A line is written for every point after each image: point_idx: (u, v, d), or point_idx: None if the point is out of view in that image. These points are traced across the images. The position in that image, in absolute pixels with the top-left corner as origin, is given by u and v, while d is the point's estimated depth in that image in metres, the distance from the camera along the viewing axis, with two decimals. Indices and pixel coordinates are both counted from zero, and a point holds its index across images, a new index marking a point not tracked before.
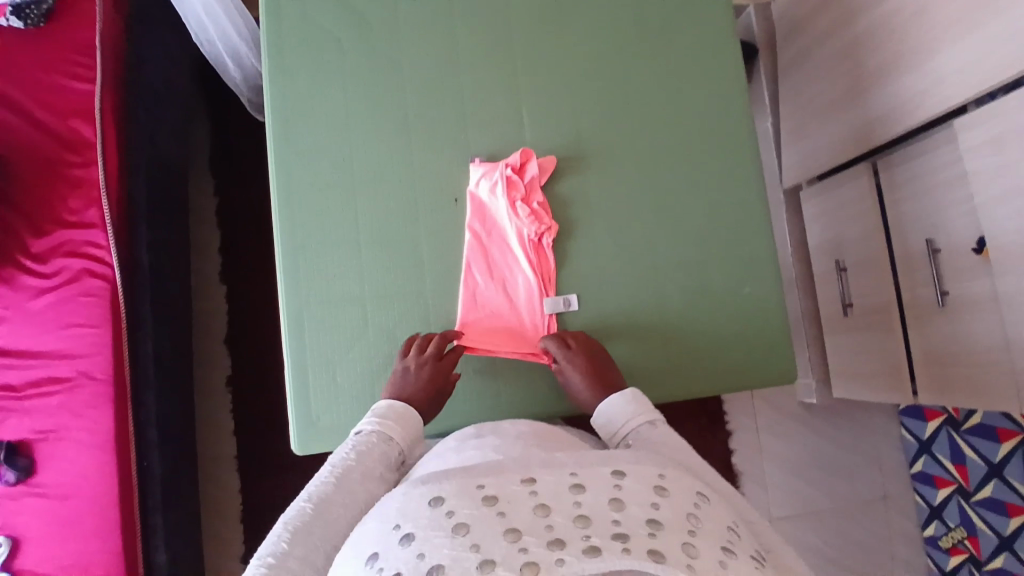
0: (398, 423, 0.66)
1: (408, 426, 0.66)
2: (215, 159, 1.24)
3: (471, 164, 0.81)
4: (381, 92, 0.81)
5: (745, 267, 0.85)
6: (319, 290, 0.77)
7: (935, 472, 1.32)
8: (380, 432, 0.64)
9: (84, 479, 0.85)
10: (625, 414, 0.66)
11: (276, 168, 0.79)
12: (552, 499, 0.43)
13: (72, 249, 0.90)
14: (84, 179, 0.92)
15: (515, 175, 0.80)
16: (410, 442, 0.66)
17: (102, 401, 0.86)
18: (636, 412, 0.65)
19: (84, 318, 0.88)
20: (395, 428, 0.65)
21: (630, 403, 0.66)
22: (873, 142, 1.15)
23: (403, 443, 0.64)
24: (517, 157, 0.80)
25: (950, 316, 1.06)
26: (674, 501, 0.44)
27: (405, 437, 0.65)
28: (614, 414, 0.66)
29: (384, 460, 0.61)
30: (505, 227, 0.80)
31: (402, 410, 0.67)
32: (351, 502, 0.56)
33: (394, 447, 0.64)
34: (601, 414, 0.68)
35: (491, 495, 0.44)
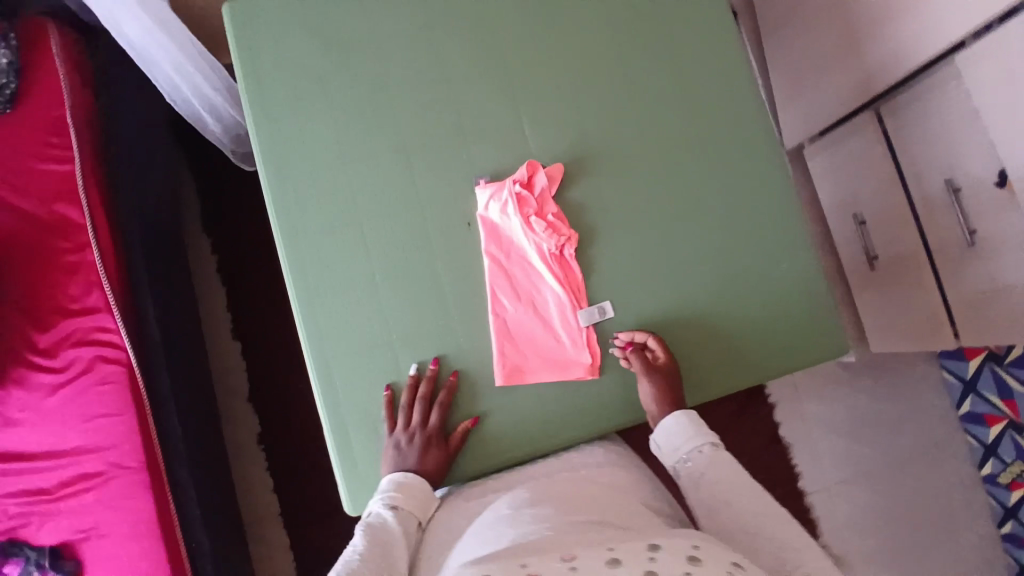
0: (412, 492, 0.68)
1: (420, 493, 0.68)
2: (208, 216, 1.20)
3: (477, 187, 0.78)
4: (375, 124, 0.78)
5: (778, 243, 0.82)
6: (345, 342, 0.74)
7: (985, 410, 1.28)
8: (396, 504, 0.66)
9: (135, 572, 0.82)
10: (685, 438, 0.70)
11: (277, 223, 0.75)
12: (589, 570, 0.47)
13: (80, 337, 0.87)
14: (80, 263, 0.88)
15: (524, 191, 0.76)
16: (423, 507, 0.68)
17: (139, 488, 0.83)
18: (696, 435, 0.70)
19: (106, 407, 0.84)
20: (410, 498, 0.68)
21: (690, 426, 0.70)
22: (874, 89, 1.12)
23: (416, 513, 0.68)
24: (522, 171, 0.77)
25: (982, 253, 1.02)
26: (708, 568, 0.47)
27: (421, 508, 0.68)
28: (676, 435, 0.70)
29: (403, 534, 0.65)
30: (523, 247, 0.77)
31: (414, 478, 0.69)
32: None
33: (411, 520, 0.67)
34: (663, 431, 0.71)
35: (534, 572, 0.48)
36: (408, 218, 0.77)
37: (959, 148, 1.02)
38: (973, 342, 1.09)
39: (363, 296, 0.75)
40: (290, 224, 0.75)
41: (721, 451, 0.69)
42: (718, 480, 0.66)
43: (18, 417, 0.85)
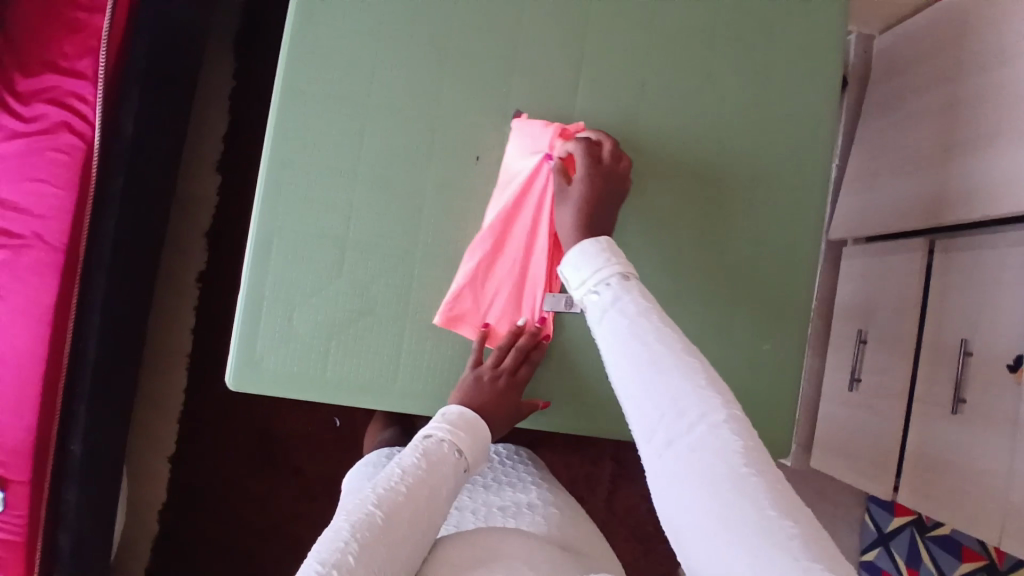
0: (474, 438, 0.62)
1: (479, 441, 0.63)
2: (241, 38, 1.13)
3: (513, 120, 0.71)
4: (428, 19, 0.71)
5: (771, 323, 0.77)
6: (298, 219, 0.69)
7: (885, 566, 1.25)
8: (452, 440, 0.60)
9: (14, 345, 0.81)
10: (586, 268, 0.57)
11: (284, 69, 0.69)
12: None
13: (54, 97, 0.82)
14: (86, 26, 0.83)
15: (567, 146, 0.67)
16: (477, 452, 0.62)
17: (49, 268, 0.81)
18: (604, 265, 0.56)
19: (50, 176, 0.81)
20: (471, 444, 0.61)
21: (597, 255, 0.57)
22: (939, 220, 1.04)
23: (470, 463, 0.61)
24: (573, 125, 0.68)
25: (960, 424, 0.98)
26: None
27: (475, 458, 0.62)
28: (581, 259, 0.58)
29: (456, 482, 0.58)
30: (534, 201, 0.68)
31: (472, 417, 0.63)
32: (419, 530, 0.52)
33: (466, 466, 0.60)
34: (568, 254, 0.59)
35: None
36: (420, 127, 0.71)
37: (991, 315, 0.96)
38: (909, 501, 1.05)
39: (339, 182, 0.69)
40: (297, 76, 0.69)
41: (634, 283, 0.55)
42: (615, 321, 0.53)
43: None
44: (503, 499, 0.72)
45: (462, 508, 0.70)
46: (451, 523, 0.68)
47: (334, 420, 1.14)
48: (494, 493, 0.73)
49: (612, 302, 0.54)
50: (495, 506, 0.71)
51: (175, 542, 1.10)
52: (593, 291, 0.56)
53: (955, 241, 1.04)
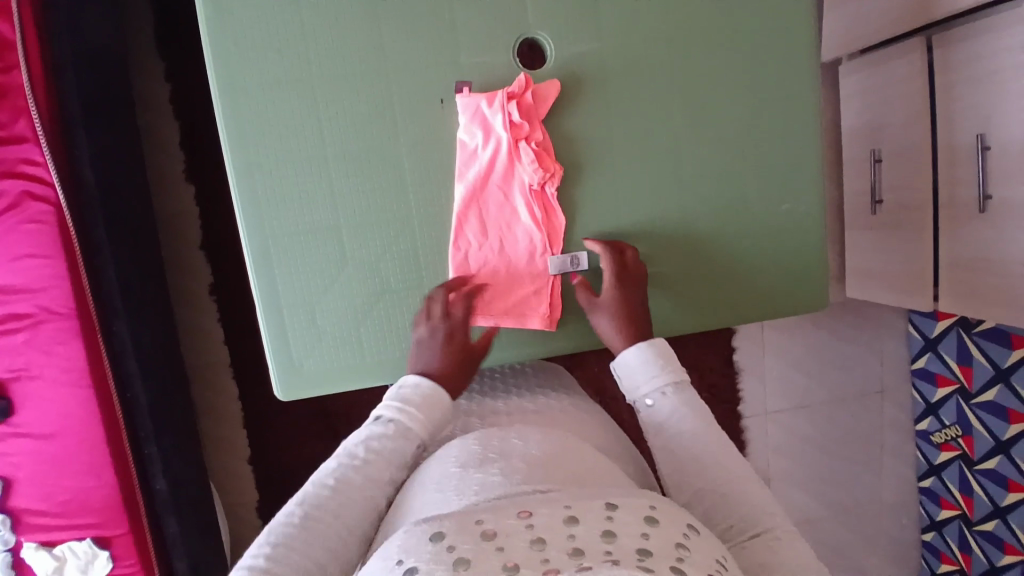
0: (427, 411, 0.60)
1: (437, 409, 0.61)
2: (159, 36, 1.06)
3: (457, 94, 0.68)
4: None
5: (785, 181, 0.75)
6: (287, 222, 0.67)
7: (937, 370, 1.29)
8: (398, 424, 0.58)
9: (68, 416, 0.83)
10: (647, 374, 0.62)
11: (219, 91, 0.65)
12: (547, 533, 0.40)
13: (8, 169, 0.79)
14: (7, 86, 0.78)
15: (516, 108, 0.67)
16: (434, 426, 0.60)
17: (69, 335, 0.81)
18: (662, 373, 0.61)
19: (33, 248, 0.79)
20: (419, 417, 0.59)
21: (653, 363, 0.62)
22: (935, 12, 0.97)
23: (424, 438, 0.59)
24: (517, 83, 0.67)
25: (990, 221, 0.96)
26: (666, 533, 0.41)
27: (432, 432, 0.60)
28: (636, 368, 0.63)
29: (400, 461, 0.57)
30: (499, 172, 0.68)
31: (430, 392, 0.61)
32: (354, 525, 0.53)
33: (417, 441, 0.59)
34: (621, 360, 0.64)
35: (491, 530, 0.41)
36: (377, 87, 0.67)
37: (1008, 101, 0.91)
38: (953, 308, 1.06)
39: (317, 194, 0.67)
40: (236, 94, 0.65)
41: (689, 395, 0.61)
42: (678, 434, 0.58)
43: None
44: (535, 405, 0.76)
45: (496, 411, 0.74)
46: (484, 421, 0.72)
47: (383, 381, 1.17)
48: (527, 400, 0.77)
49: (673, 411, 0.60)
50: (528, 411, 0.74)
51: None
52: (649, 398, 0.61)
53: (954, 32, 0.98)
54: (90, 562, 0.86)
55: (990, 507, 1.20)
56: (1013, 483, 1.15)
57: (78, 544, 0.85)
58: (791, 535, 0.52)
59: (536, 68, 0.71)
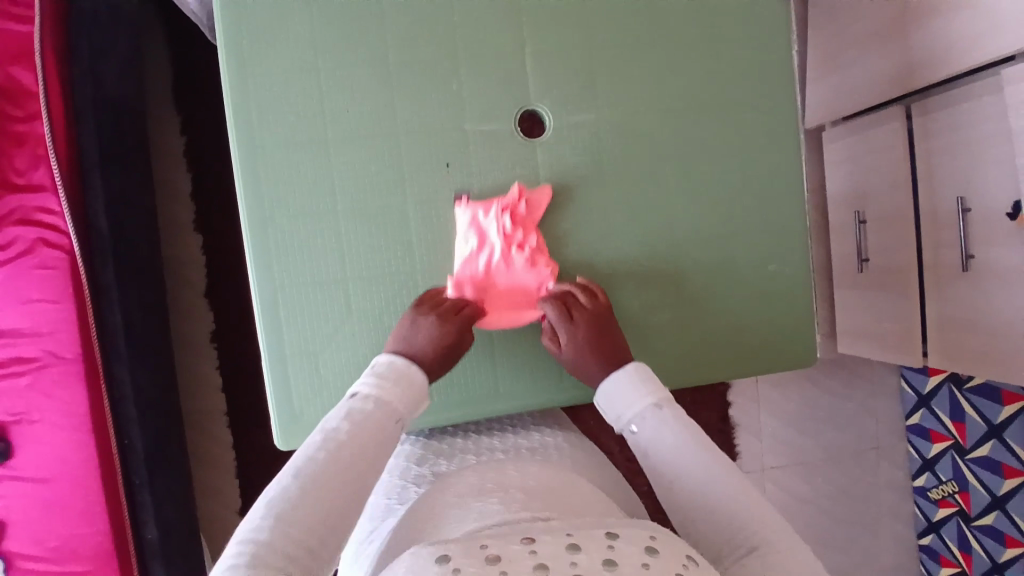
0: (399, 386, 0.61)
1: (410, 387, 0.62)
2: (176, 94, 1.11)
3: (456, 203, 0.71)
4: (360, 38, 0.70)
5: (774, 242, 0.78)
6: (295, 274, 0.70)
7: (931, 427, 1.30)
8: (376, 397, 0.60)
9: (66, 460, 0.83)
10: (626, 399, 0.62)
11: (237, 152, 0.68)
12: (549, 559, 0.41)
13: (23, 216, 0.82)
14: (30, 135, 0.82)
15: (510, 217, 0.70)
16: (412, 403, 0.62)
17: (74, 380, 0.83)
18: (643, 396, 0.62)
19: (43, 292, 0.82)
20: (395, 393, 0.61)
21: (634, 387, 0.63)
22: (910, 85, 1.03)
23: (402, 409, 0.61)
24: (510, 194, 0.71)
25: (973, 280, 1.00)
26: (666, 562, 0.42)
27: (407, 406, 0.61)
28: (619, 395, 0.63)
29: (375, 430, 0.58)
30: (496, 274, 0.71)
31: (403, 366, 0.62)
32: (339, 490, 0.54)
33: (393, 415, 0.60)
34: (603, 392, 0.64)
35: (495, 555, 0.41)
36: (386, 148, 0.71)
37: (984, 167, 0.96)
38: (940, 363, 1.08)
39: (326, 251, 0.70)
40: (252, 154, 0.69)
41: (666, 414, 0.60)
42: (666, 454, 0.58)
43: None
44: (531, 441, 0.76)
45: (492, 449, 0.75)
46: (481, 458, 0.72)
47: None
48: (523, 437, 0.77)
49: (654, 432, 0.60)
50: (522, 447, 0.74)
51: None
52: (634, 422, 0.61)
53: (931, 101, 1.03)
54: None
55: (989, 563, 1.19)
56: (1010, 538, 1.15)
57: None
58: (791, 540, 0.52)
59: (533, 135, 0.75)
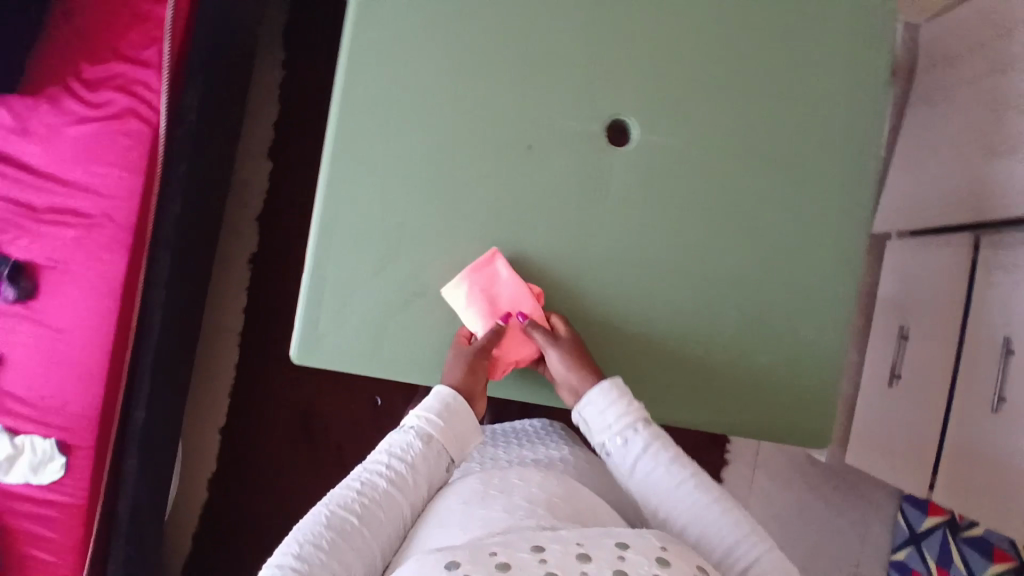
0: (451, 424, 0.69)
1: (464, 422, 0.70)
2: (291, 29, 1.17)
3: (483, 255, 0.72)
4: (483, 11, 0.74)
5: (814, 315, 0.76)
6: (355, 206, 0.72)
7: (916, 567, 1.24)
8: (424, 434, 0.68)
9: (85, 320, 0.86)
10: (611, 415, 0.69)
11: (341, 80, 0.72)
12: (560, 568, 0.43)
13: (121, 83, 0.87)
14: (151, 16, 0.88)
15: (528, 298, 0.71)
16: (461, 439, 0.70)
17: (118, 247, 0.85)
18: (625, 412, 0.68)
19: (118, 158, 0.86)
20: (445, 433, 0.69)
21: (617, 403, 0.69)
22: (986, 215, 1.02)
23: (448, 446, 0.69)
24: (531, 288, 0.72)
25: (998, 424, 0.96)
26: (677, 571, 0.44)
27: (455, 445, 0.70)
28: (602, 411, 0.69)
29: (417, 467, 0.67)
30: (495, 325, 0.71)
31: (456, 404, 0.69)
32: (377, 527, 0.63)
33: (433, 452, 0.68)
34: (581, 405, 0.70)
35: (504, 562, 0.44)
36: (473, 116, 0.73)
37: None
38: (944, 501, 1.03)
39: (391, 196, 0.72)
40: (353, 86, 0.72)
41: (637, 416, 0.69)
42: (651, 467, 0.67)
43: (37, 131, 0.87)
44: (536, 454, 0.78)
45: (496, 458, 0.77)
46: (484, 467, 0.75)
47: (373, 399, 1.17)
48: (528, 450, 0.78)
49: (642, 448, 0.67)
50: (528, 459, 0.76)
51: (225, 515, 1.15)
52: (620, 434, 0.68)
53: (1001, 236, 1.01)
54: (44, 463, 0.87)
55: None
56: None
57: (40, 441, 0.87)
58: (765, 538, 0.64)
59: (617, 144, 0.76)
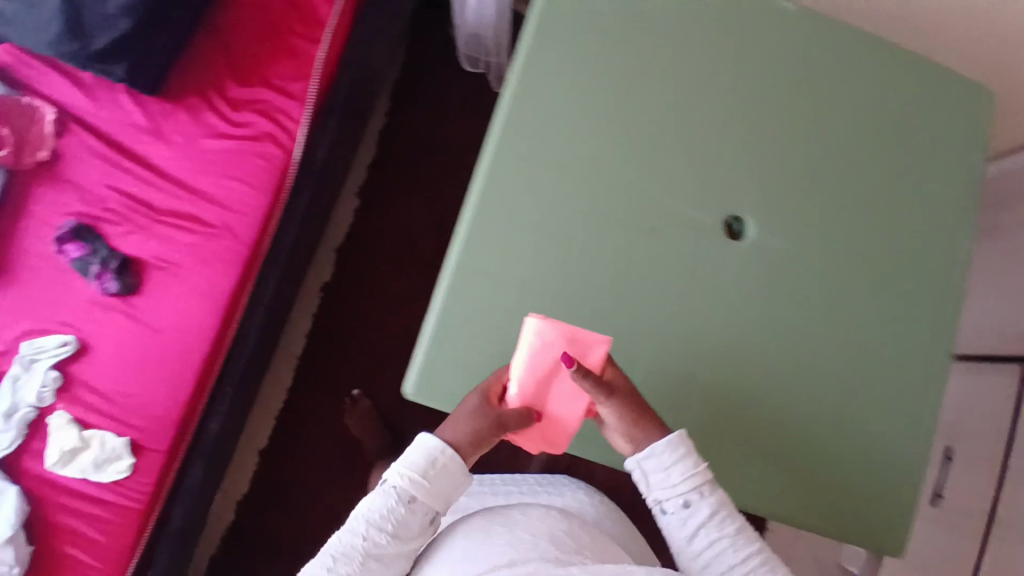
0: (439, 480, 0.62)
1: (455, 479, 0.63)
2: (399, 83, 1.26)
3: (538, 320, 0.63)
4: (625, 99, 0.79)
5: (900, 427, 0.78)
6: (484, 260, 0.75)
7: None
8: (399, 499, 0.61)
9: (185, 324, 0.88)
10: (671, 475, 0.64)
11: (491, 143, 0.77)
12: None
13: (264, 109, 0.91)
14: (303, 52, 0.93)
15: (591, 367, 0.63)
16: (450, 492, 0.63)
17: (231, 259, 0.89)
18: (685, 470, 0.64)
19: (248, 177, 0.90)
20: (429, 492, 0.62)
21: (678, 462, 0.64)
22: None
23: (433, 503, 0.62)
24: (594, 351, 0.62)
25: None
26: None
27: (443, 500, 0.63)
28: (661, 468, 0.64)
29: (396, 533, 0.62)
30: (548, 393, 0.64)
31: (446, 461, 0.62)
32: None
33: (415, 513, 0.62)
34: (641, 457, 0.65)
35: None
36: (603, 192, 0.78)
37: None
38: None
39: (519, 254, 0.75)
40: (500, 149, 0.77)
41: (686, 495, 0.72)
42: (710, 532, 0.63)
43: (171, 137, 0.91)
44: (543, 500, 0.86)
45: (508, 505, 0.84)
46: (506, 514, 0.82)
47: None
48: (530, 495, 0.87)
49: (701, 509, 0.63)
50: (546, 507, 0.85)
51: (245, 535, 1.13)
52: (681, 496, 0.64)
53: None
54: (109, 462, 0.87)
55: None
56: None
57: (112, 438, 0.87)
58: None
59: (731, 237, 0.80)
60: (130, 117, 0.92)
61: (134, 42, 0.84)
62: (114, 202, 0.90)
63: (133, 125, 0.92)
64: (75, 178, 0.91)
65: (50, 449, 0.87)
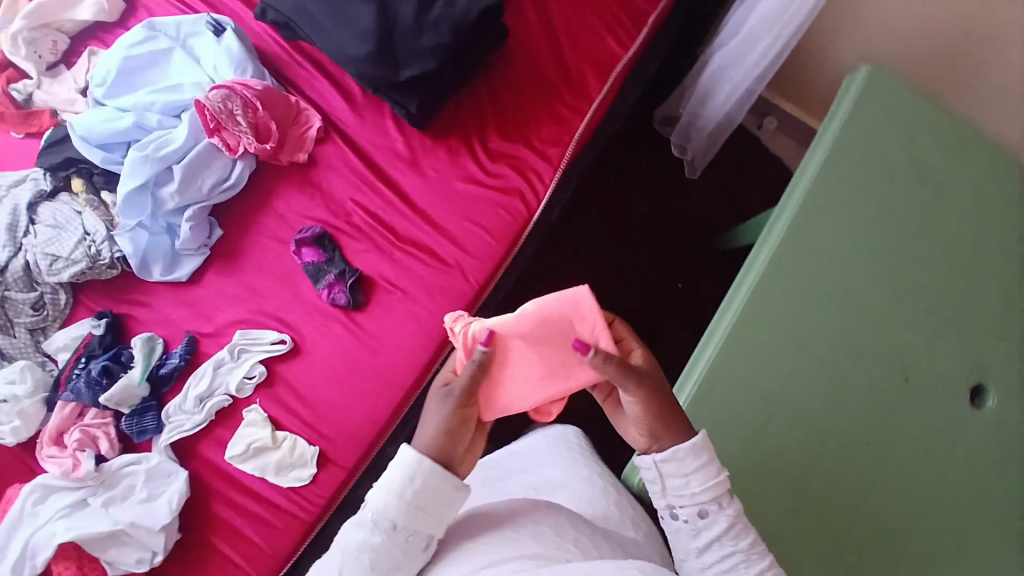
0: (422, 497, 0.55)
1: (439, 492, 0.56)
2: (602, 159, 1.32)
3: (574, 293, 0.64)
4: (896, 238, 0.83)
5: None
6: (745, 361, 0.79)
7: None
8: (378, 522, 0.55)
9: (401, 345, 0.94)
10: (695, 483, 0.61)
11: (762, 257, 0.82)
12: None
13: (516, 165, 1.00)
14: (565, 121, 1.01)
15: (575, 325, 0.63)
16: (442, 513, 0.56)
17: (456, 296, 0.96)
18: (712, 486, 0.61)
19: (488, 224, 0.98)
20: (413, 512, 0.55)
21: (708, 475, 0.61)
22: None
23: (418, 526, 0.55)
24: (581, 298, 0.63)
25: None
26: None
27: (433, 521, 0.56)
28: (678, 466, 0.62)
29: (387, 564, 0.55)
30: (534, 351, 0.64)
31: (410, 463, 0.56)
32: None
33: (400, 538, 0.55)
34: (657, 454, 0.63)
35: None
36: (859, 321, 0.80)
37: None
38: None
39: (771, 362, 0.79)
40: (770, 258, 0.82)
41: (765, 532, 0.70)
42: (717, 539, 0.61)
43: (426, 173, 1.01)
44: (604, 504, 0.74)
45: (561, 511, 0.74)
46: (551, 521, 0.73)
47: None
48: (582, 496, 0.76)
49: (719, 524, 0.61)
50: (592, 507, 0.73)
51: None
52: (700, 506, 0.61)
53: None
54: (291, 467, 0.90)
55: None
56: None
57: (303, 444, 0.91)
58: None
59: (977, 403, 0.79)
60: (392, 146, 1.02)
61: (430, 83, 0.97)
62: (360, 221, 1.00)
63: (393, 154, 1.02)
64: (329, 189, 1.02)
65: (234, 442, 0.90)
